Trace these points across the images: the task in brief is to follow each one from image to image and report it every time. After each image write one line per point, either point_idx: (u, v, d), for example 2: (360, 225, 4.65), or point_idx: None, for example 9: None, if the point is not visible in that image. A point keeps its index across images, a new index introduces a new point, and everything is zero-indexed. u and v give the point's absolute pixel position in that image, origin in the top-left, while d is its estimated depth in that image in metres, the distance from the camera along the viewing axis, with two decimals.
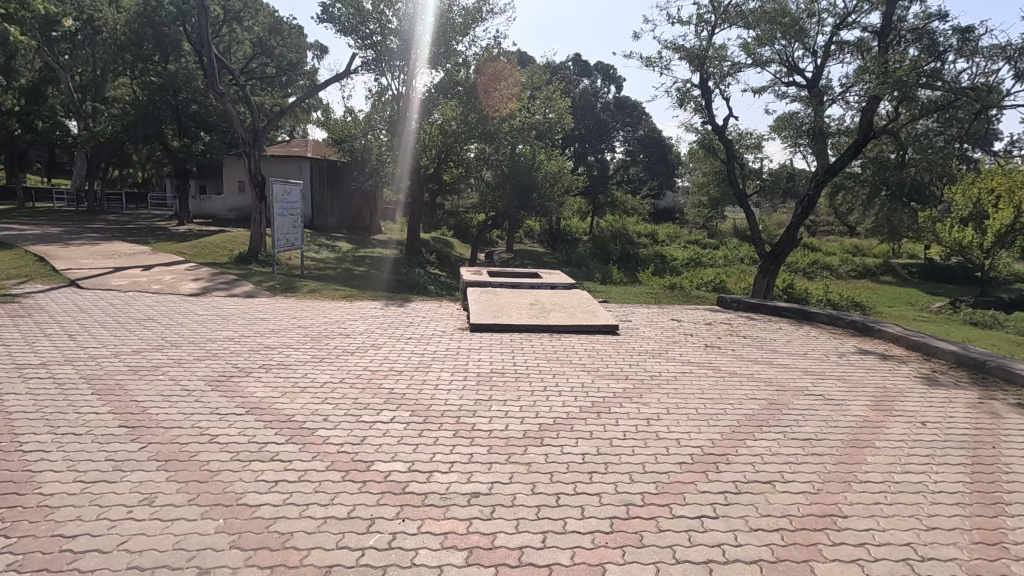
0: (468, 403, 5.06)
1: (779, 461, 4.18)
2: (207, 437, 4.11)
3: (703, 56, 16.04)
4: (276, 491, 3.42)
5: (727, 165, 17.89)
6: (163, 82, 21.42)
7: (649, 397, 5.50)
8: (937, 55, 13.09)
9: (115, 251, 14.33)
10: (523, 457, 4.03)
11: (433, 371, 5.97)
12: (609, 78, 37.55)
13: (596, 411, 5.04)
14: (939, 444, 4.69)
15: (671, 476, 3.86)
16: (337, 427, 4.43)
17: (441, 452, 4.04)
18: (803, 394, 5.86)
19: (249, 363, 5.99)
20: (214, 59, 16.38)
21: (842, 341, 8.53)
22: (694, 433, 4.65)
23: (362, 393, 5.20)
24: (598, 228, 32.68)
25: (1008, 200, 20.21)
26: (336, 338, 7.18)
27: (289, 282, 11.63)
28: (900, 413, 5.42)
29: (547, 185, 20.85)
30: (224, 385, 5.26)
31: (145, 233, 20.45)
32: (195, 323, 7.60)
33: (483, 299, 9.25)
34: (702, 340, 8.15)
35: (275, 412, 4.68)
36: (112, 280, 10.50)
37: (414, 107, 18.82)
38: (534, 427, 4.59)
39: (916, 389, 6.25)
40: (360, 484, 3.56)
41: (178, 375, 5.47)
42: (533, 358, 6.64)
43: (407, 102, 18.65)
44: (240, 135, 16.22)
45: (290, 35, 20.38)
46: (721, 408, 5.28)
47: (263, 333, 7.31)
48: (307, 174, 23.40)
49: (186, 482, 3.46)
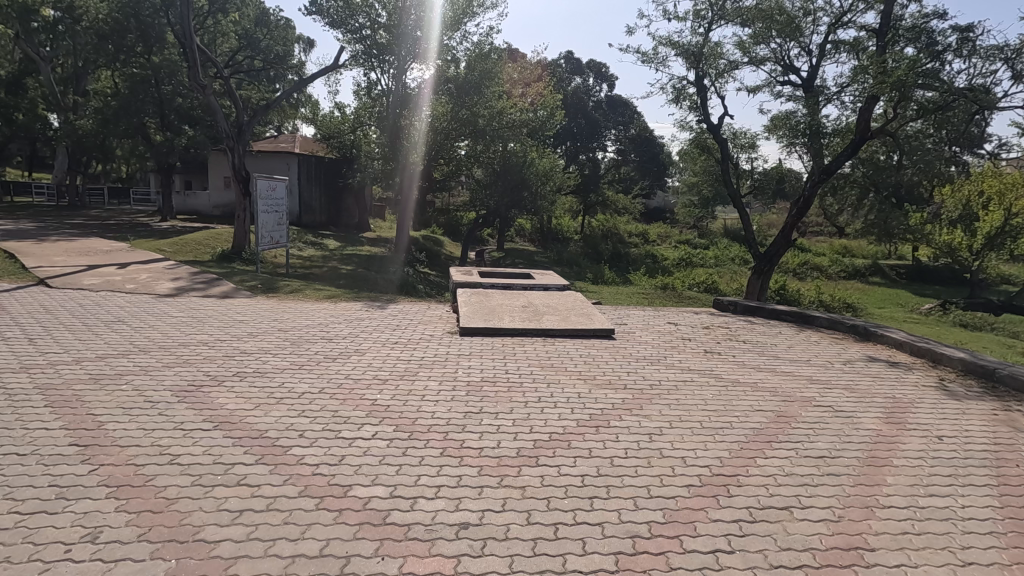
0: (458, 416, 4.70)
1: (795, 483, 3.85)
2: (170, 456, 3.76)
3: (698, 54, 15.76)
4: (239, 523, 3.04)
5: (721, 164, 17.60)
6: (145, 73, 20.86)
7: (651, 408, 5.16)
8: (936, 54, 12.83)
9: (91, 248, 13.81)
10: (517, 481, 3.67)
11: (419, 379, 5.60)
12: (601, 77, 37.37)
13: (595, 425, 4.70)
14: (961, 461, 4.39)
15: (680, 502, 3.52)
16: (314, 445, 4.04)
17: (427, 475, 3.67)
18: (811, 405, 5.53)
19: (221, 370, 5.57)
20: (197, 49, 15.80)
21: (845, 347, 8.23)
22: (701, 450, 4.33)
23: (343, 405, 4.83)
24: (589, 226, 32.35)
25: (998, 201, 20.11)
26: (317, 343, 6.78)
27: (271, 282, 11.19)
28: (915, 426, 5.11)
29: (538, 183, 20.53)
30: (192, 396, 4.85)
31: (125, 229, 19.88)
32: (167, 326, 7.18)
33: (473, 301, 8.90)
34: (702, 345, 7.82)
35: (247, 426, 4.30)
36: (83, 279, 10.01)
37: (422, 104, 18.59)
38: (529, 444, 4.23)
39: (927, 399, 5.95)
40: (336, 513, 3.18)
41: (142, 385, 5.05)
42: (527, 365, 6.28)
43: (416, 99, 18.52)
44: (224, 129, 15.70)
45: (277, 28, 20.01)
46: (725, 421, 4.96)
47: (240, 337, 6.91)
48: (295, 170, 22.79)
49: (136, 514, 3.09)
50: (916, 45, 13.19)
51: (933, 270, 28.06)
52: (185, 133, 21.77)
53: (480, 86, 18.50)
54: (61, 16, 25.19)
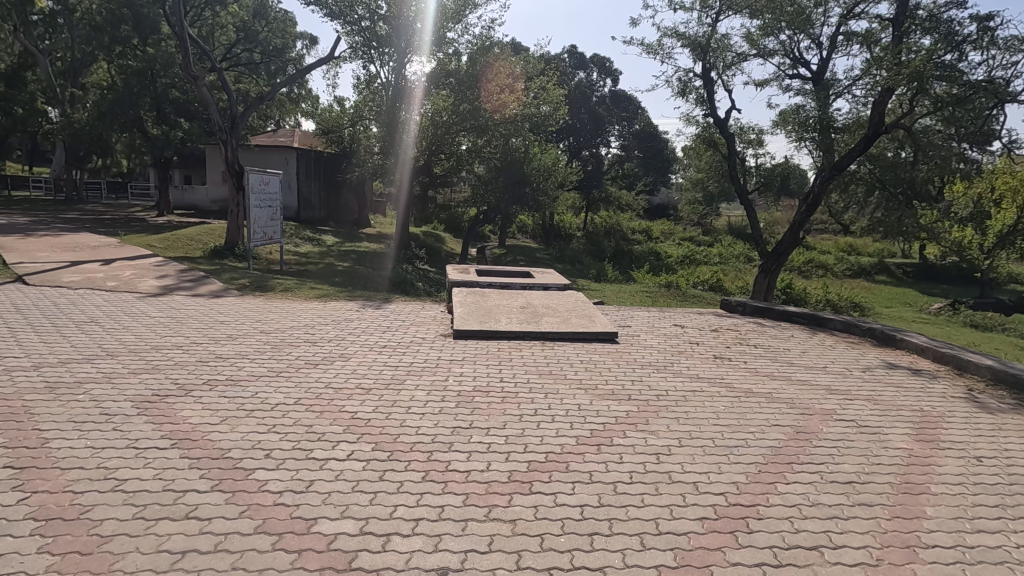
0: (445, 432, 4.25)
1: (823, 516, 3.40)
2: (116, 481, 3.33)
3: (706, 46, 15.27)
4: (180, 570, 2.61)
5: (728, 160, 17.09)
6: (140, 66, 20.25)
7: (658, 423, 4.71)
8: (955, 45, 12.27)
9: (78, 244, 13.38)
10: (507, 513, 3.22)
11: (406, 389, 5.14)
12: (605, 71, 36.89)
13: (596, 444, 4.24)
14: (1007, 488, 3.92)
15: (693, 540, 3.07)
16: (280, 468, 3.60)
17: (404, 506, 3.22)
18: (833, 420, 5.06)
19: (191, 378, 5.12)
20: (189, 39, 15.29)
21: (862, 353, 7.75)
22: (715, 474, 3.87)
23: (319, 419, 4.39)
24: (592, 223, 31.86)
25: (1011, 200, 20.12)
26: (300, 347, 6.33)
27: (260, 279, 10.74)
28: (949, 445, 4.64)
29: (541, 179, 20.08)
30: (154, 407, 4.41)
31: (118, 224, 19.47)
32: (143, 327, 6.76)
33: (469, 302, 8.44)
34: (711, 350, 7.34)
35: (209, 445, 3.85)
36: (63, 276, 9.58)
37: (414, 103, 17.91)
38: (521, 467, 3.77)
39: (958, 413, 5.47)
40: (294, 555, 2.74)
41: (100, 395, 4.61)
42: (524, 373, 5.82)
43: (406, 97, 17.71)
44: (217, 122, 15.16)
45: (276, 21, 19.38)
46: (740, 439, 4.50)
47: (218, 339, 6.47)
48: (293, 164, 22.45)
49: (61, 556, 2.67)
50: (934, 35, 12.66)
51: (940, 268, 27.57)
52: (181, 125, 21.33)
53: (481, 79, 17.97)
54: (57, 8, 24.94)
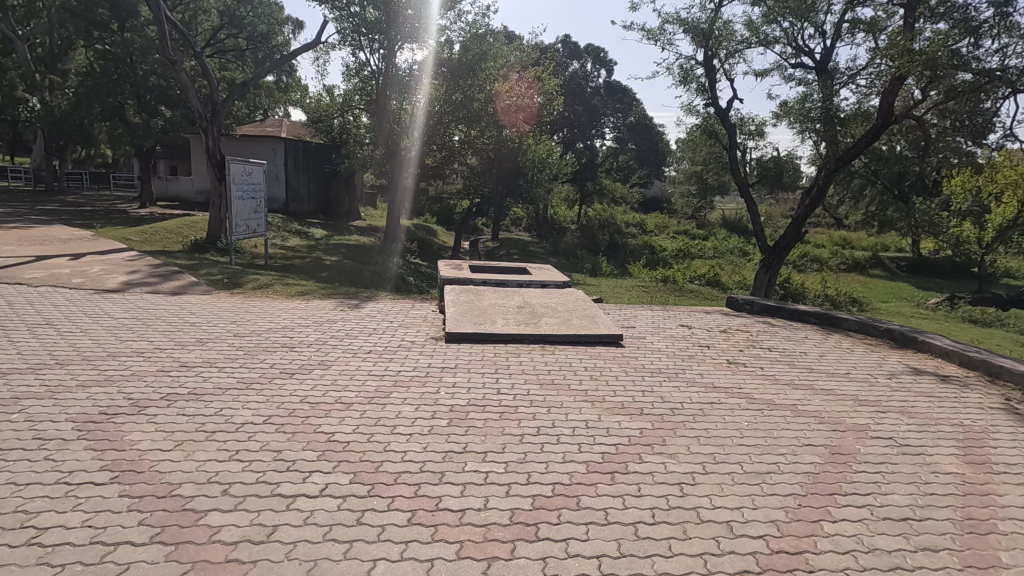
0: (436, 459, 3.68)
1: (883, 567, 2.87)
2: (33, 531, 2.74)
3: (708, 32, 14.64)
4: None
5: (729, 151, 16.28)
6: (118, 52, 19.29)
7: (677, 445, 4.14)
8: (973, 32, 11.56)
9: (48, 237, 12.66)
10: (510, 569, 2.66)
11: (392, 404, 4.56)
12: (600, 62, 36.25)
13: (609, 472, 3.67)
14: None
15: None
16: (237, 508, 3.01)
17: (385, 563, 2.65)
18: (869, 437, 4.53)
19: (147, 392, 4.52)
20: (169, 23, 14.38)
21: (884, 357, 7.21)
22: (750, 510, 3.32)
23: (291, 442, 3.80)
24: (586, 216, 30.79)
25: (1012, 192, 18.86)
26: (275, 354, 5.72)
27: (238, 275, 10.09)
28: (1003, 467, 4.13)
29: (535, 170, 19.26)
30: (97, 430, 3.81)
31: (97, 216, 18.74)
32: (104, 331, 6.14)
33: (463, 301, 7.85)
34: (723, 355, 6.80)
35: (155, 478, 3.25)
36: (25, 272, 8.91)
37: (419, 90, 17.28)
38: (525, 505, 3.20)
39: (1003, 428, 4.95)
40: None
41: (38, 415, 4.00)
42: (523, 384, 5.23)
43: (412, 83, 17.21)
44: (197, 108, 14.31)
45: (261, 5, 18.06)
46: (771, 463, 3.94)
47: (184, 345, 5.84)
48: (281, 156, 21.53)
49: None
50: (949, 21, 12.11)
51: (933, 262, 27.35)
52: (161, 113, 20.48)
53: (472, 69, 17.25)
54: None
